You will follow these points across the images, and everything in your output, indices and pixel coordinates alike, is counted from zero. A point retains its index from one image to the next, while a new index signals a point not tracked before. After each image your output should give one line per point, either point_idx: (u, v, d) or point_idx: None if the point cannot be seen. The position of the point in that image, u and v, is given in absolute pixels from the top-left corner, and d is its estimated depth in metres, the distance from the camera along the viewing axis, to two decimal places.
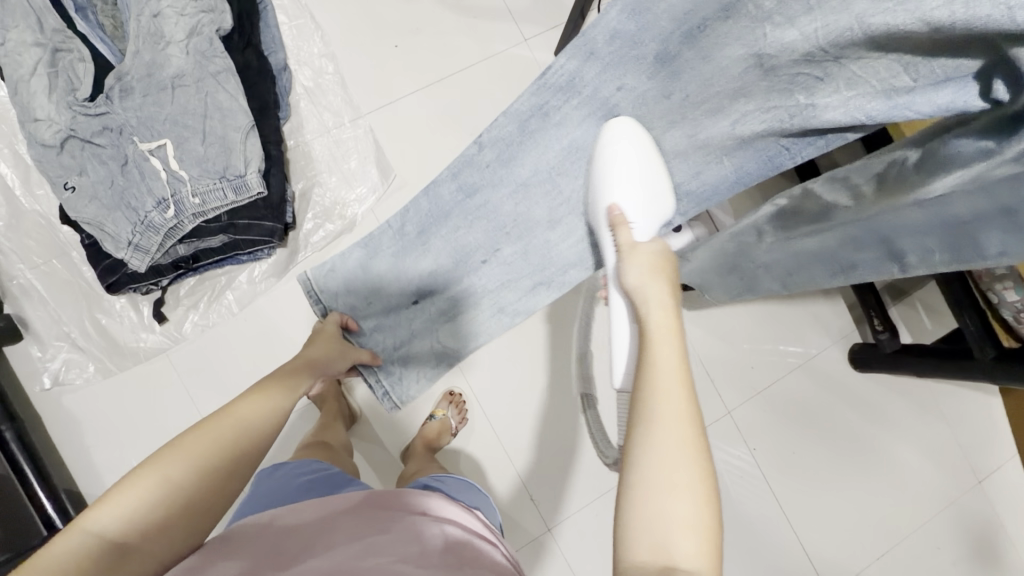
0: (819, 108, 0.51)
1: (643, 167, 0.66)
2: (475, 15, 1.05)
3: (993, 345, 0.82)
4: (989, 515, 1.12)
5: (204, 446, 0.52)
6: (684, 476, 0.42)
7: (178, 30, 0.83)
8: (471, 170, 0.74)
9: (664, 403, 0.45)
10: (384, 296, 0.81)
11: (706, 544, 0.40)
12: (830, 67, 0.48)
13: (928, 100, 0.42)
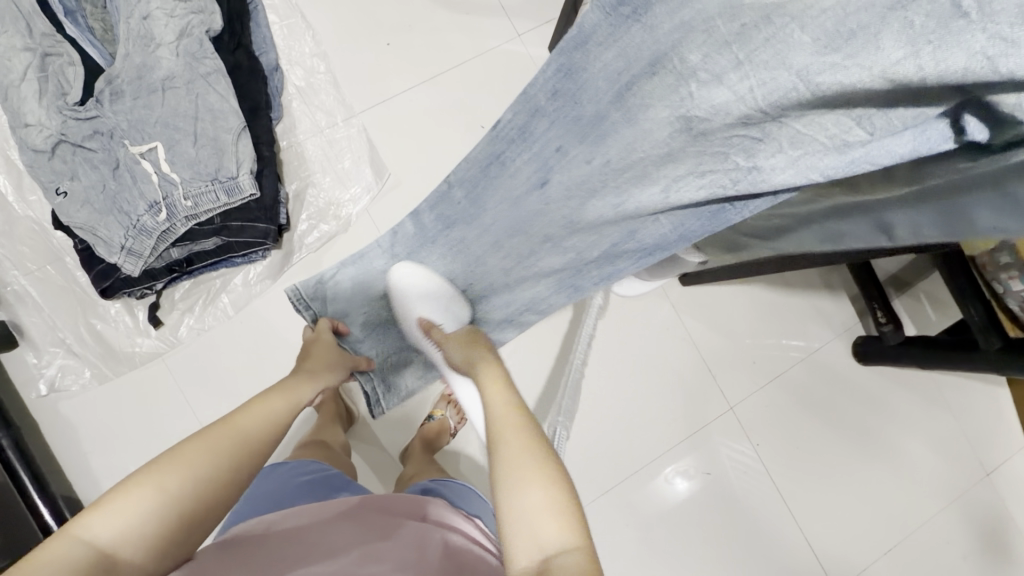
0: (763, 172, 0.39)
1: (417, 286, 0.73)
2: (467, 12, 1.04)
3: (999, 336, 0.80)
4: (999, 507, 1.10)
5: (205, 455, 0.52)
6: (531, 472, 0.49)
7: (168, 32, 0.83)
8: (445, 206, 0.67)
9: (505, 428, 0.55)
10: (361, 314, 0.79)
11: (565, 522, 0.45)
12: (768, 126, 0.37)
13: (888, 151, 0.32)
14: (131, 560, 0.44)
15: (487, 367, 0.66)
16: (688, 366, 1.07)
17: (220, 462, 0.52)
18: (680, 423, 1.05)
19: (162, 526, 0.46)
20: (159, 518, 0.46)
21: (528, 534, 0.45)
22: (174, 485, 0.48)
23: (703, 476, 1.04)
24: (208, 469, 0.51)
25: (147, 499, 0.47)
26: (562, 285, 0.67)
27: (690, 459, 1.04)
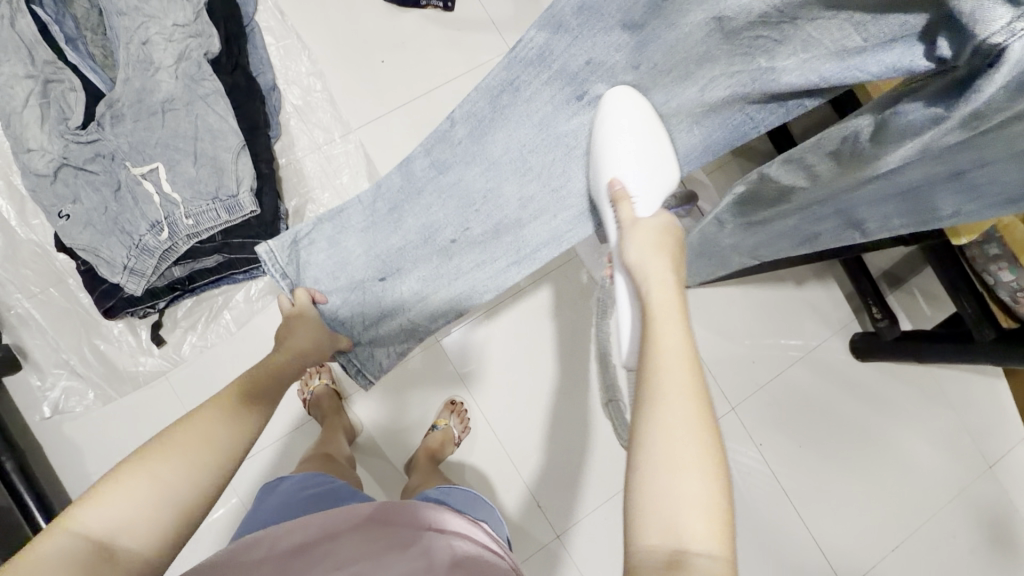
0: (777, 70, 0.48)
1: (641, 139, 0.60)
2: (459, 27, 1.07)
3: (992, 327, 0.81)
4: (1003, 500, 1.11)
5: (185, 445, 0.48)
6: (690, 448, 0.40)
7: (167, 56, 0.85)
8: (443, 146, 0.66)
9: (670, 377, 0.43)
10: (342, 280, 0.72)
11: (718, 525, 0.39)
12: (787, 30, 0.44)
13: (877, 60, 0.40)
14: (127, 548, 0.42)
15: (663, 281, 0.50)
16: None
17: (203, 452, 0.48)
18: None
19: (149, 521, 0.43)
20: (144, 512, 0.43)
21: (670, 529, 0.38)
22: (157, 479, 0.45)
23: None
24: (190, 459, 0.47)
25: (129, 493, 0.43)
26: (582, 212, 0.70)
27: None
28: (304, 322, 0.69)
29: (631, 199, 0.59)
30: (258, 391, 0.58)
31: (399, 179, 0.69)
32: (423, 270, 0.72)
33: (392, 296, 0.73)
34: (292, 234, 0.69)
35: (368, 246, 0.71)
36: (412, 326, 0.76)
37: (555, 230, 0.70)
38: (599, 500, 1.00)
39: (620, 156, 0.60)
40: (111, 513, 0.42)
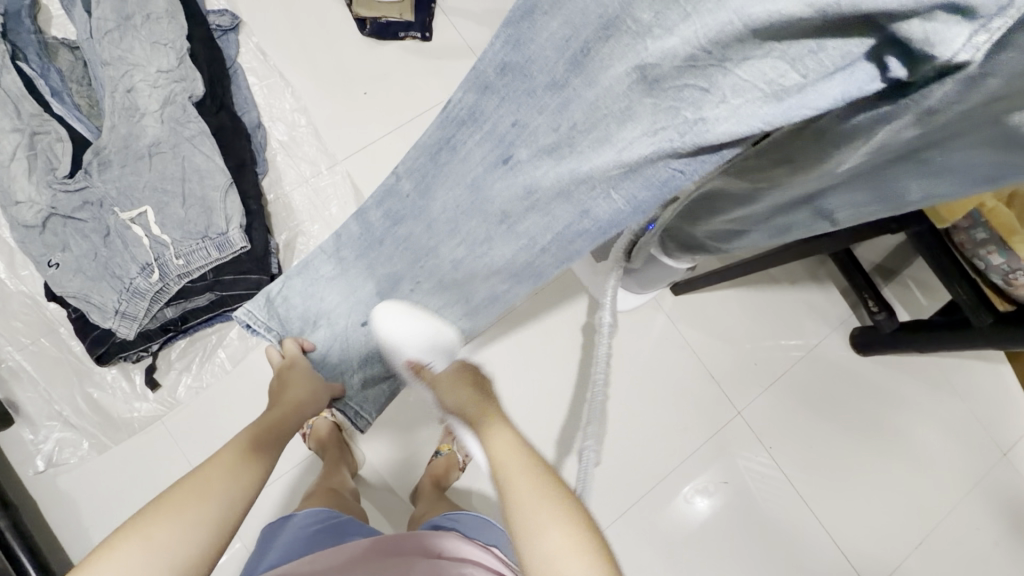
0: (709, 122, 0.37)
1: (410, 325, 0.68)
2: (438, 55, 1.09)
3: (988, 311, 0.81)
4: (1020, 486, 1.09)
5: (187, 501, 0.50)
6: (548, 513, 0.49)
7: (152, 101, 0.86)
8: (393, 200, 0.62)
9: (512, 475, 0.54)
10: (330, 321, 0.71)
11: (591, 560, 0.46)
12: (712, 74, 0.35)
13: (819, 96, 0.32)
14: None
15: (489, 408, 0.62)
16: (690, 374, 1.06)
17: (203, 511, 0.50)
18: (690, 434, 1.04)
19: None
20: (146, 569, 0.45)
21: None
22: (158, 535, 0.47)
23: (721, 487, 1.02)
24: (191, 518, 0.49)
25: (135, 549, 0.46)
26: (519, 276, 0.60)
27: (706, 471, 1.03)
28: (298, 372, 0.71)
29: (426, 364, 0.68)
30: (258, 447, 0.61)
31: (357, 230, 0.67)
32: (403, 306, 0.67)
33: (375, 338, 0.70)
34: (266, 293, 0.70)
35: (346, 295, 0.69)
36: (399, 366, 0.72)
37: (491, 291, 0.63)
38: (613, 517, 0.98)
39: (405, 335, 0.68)
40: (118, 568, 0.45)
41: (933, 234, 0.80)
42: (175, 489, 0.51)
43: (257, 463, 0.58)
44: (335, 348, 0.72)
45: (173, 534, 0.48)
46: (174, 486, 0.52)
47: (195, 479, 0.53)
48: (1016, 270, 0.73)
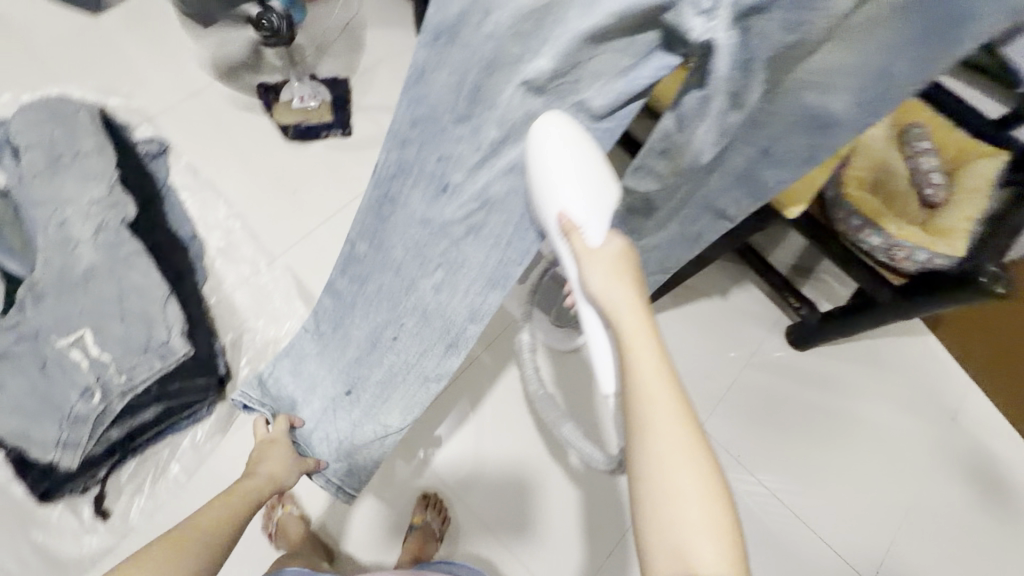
0: (587, 100, 0.49)
1: (576, 164, 0.49)
2: (360, 146, 1.18)
3: (888, 287, 0.92)
4: (979, 447, 1.13)
5: (172, 544, 0.55)
6: (688, 476, 0.42)
7: (85, 230, 0.89)
8: (356, 265, 0.70)
9: (654, 419, 0.43)
10: (315, 399, 0.79)
11: (725, 543, 0.41)
12: (575, 70, 0.46)
13: (640, 76, 0.46)
14: None
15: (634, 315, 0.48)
16: None
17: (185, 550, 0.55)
18: None
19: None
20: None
21: (682, 555, 0.40)
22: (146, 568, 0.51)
23: None
24: (175, 555, 0.54)
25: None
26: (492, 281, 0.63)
27: None
28: (278, 446, 0.77)
29: (581, 229, 0.51)
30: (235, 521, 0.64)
31: (331, 302, 0.75)
32: (378, 374, 0.75)
33: (356, 407, 0.78)
34: (257, 375, 0.80)
35: (332, 366, 0.78)
36: (384, 428, 0.78)
37: (471, 304, 0.65)
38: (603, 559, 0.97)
39: (561, 179, 0.49)
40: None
41: (821, 228, 0.93)
42: (153, 548, 0.54)
43: (235, 515, 0.64)
44: (325, 422, 0.79)
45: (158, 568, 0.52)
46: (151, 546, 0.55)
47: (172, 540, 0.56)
48: (894, 246, 0.85)
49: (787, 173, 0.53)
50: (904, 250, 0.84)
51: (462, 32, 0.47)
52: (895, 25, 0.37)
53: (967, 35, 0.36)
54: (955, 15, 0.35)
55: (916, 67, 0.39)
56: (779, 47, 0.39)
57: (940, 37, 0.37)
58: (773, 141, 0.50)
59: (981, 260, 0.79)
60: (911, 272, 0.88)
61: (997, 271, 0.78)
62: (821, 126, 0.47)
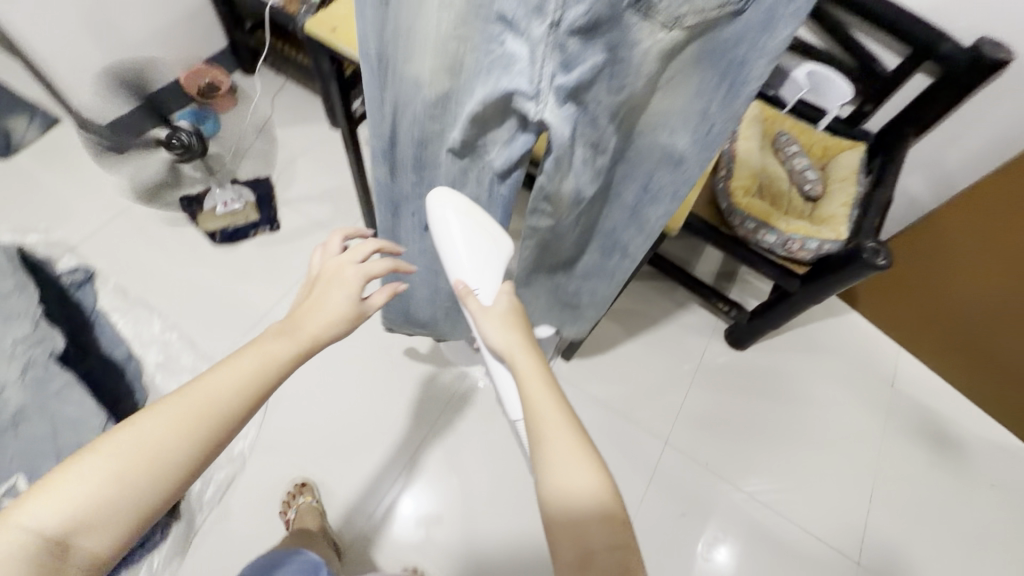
0: (488, 159, 0.58)
1: (463, 227, 0.58)
2: (290, 237, 1.21)
3: (795, 277, 0.99)
4: (921, 406, 1.21)
5: (163, 413, 0.40)
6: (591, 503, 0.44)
7: (11, 371, 0.84)
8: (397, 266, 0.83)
9: (555, 451, 0.46)
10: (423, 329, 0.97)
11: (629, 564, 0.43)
12: (475, 139, 0.55)
13: (513, 147, 0.55)
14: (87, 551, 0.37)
15: (528, 358, 0.51)
16: (610, 426, 1.13)
17: (167, 431, 0.39)
18: (631, 481, 1.08)
19: (109, 507, 0.37)
20: (102, 501, 0.37)
21: None
22: (118, 462, 0.38)
23: (679, 519, 1.06)
24: (162, 437, 0.39)
25: (97, 473, 0.38)
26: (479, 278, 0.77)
27: (658, 511, 1.06)
28: (338, 282, 0.50)
29: (474, 292, 0.56)
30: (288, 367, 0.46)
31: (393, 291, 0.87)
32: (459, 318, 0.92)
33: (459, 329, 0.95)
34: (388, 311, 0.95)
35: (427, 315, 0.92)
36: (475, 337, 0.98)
37: None
38: None
39: (454, 243, 0.58)
40: (76, 495, 0.37)
41: (726, 237, 1.00)
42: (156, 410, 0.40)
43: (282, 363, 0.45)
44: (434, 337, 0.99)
45: (133, 463, 0.38)
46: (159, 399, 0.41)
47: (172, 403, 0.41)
48: (788, 240, 0.95)
49: (664, 208, 0.57)
50: (797, 242, 0.94)
51: (400, 110, 0.56)
52: (696, 74, 0.42)
53: (752, 77, 0.40)
54: (736, 63, 0.40)
55: (729, 104, 0.43)
56: (602, 104, 0.45)
57: (733, 79, 0.41)
58: (649, 175, 0.54)
59: (861, 239, 0.88)
60: (809, 260, 0.97)
61: (874, 246, 0.86)
62: (678, 161, 0.51)
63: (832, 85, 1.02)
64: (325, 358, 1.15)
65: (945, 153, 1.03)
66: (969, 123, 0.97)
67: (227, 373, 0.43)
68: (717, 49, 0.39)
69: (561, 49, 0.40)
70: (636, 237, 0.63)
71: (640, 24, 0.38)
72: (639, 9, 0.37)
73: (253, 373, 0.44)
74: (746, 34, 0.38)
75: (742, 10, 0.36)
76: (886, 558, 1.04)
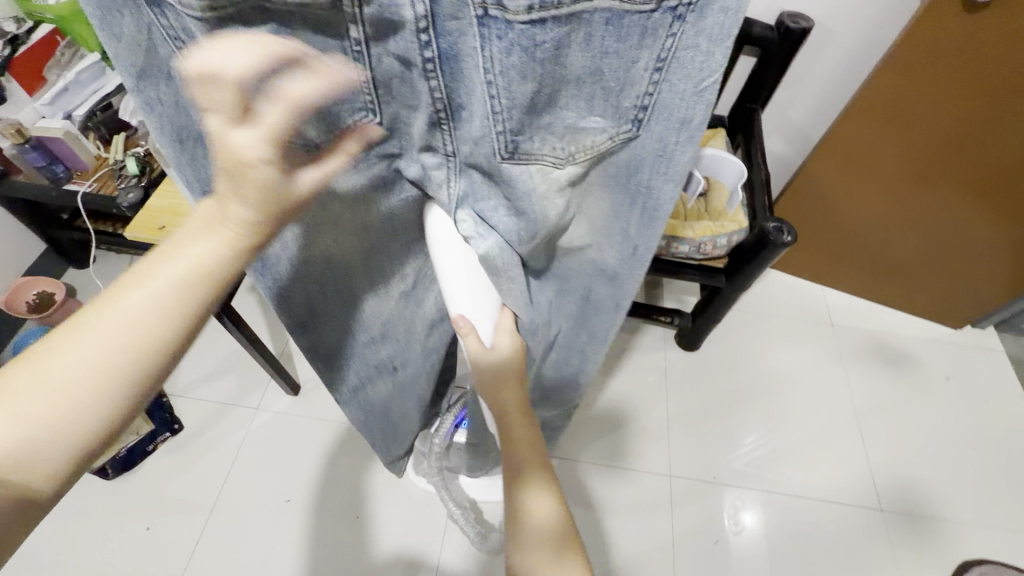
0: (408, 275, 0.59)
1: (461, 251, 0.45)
2: (201, 432, 1.07)
3: (719, 273, 1.00)
4: (866, 333, 1.27)
5: (86, 336, 0.31)
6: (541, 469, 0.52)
7: None
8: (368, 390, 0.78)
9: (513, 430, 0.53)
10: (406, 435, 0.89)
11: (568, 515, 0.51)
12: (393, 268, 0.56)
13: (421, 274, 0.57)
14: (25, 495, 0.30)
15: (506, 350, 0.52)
16: (612, 482, 1.08)
17: (92, 349, 0.31)
18: (654, 531, 1.03)
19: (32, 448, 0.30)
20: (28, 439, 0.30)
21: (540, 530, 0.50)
22: (47, 405, 0.30)
23: (714, 549, 1.01)
24: (86, 351, 0.31)
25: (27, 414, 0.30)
26: (436, 363, 0.76)
27: (693, 551, 1.01)
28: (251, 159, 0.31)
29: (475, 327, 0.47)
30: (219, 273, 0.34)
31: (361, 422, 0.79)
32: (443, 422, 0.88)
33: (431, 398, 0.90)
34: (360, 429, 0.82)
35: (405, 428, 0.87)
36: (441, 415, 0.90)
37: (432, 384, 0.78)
38: None
39: (450, 281, 0.46)
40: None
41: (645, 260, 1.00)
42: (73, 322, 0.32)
43: (208, 265, 0.34)
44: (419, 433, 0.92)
45: (60, 405, 0.30)
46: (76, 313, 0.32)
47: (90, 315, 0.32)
48: (700, 244, 0.95)
49: (610, 320, 0.60)
50: (709, 243, 0.94)
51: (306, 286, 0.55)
52: (605, 194, 0.44)
53: (662, 199, 0.41)
54: (642, 186, 0.41)
55: (644, 225, 0.45)
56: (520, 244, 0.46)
57: (643, 204, 0.43)
58: (589, 288, 0.57)
59: (761, 223, 0.89)
60: (723, 254, 0.98)
61: (775, 225, 0.88)
62: (611, 276, 0.53)
63: (724, 160, 1.00)
64: (288, 552, 0.96)
65: (789, 112, 1.11)
66: (800, 80, 1.05)
67: (159, 282, 0.33)
68: (615, 172, 0.41)
69: (467, 179, 0.42)
70: (594, 346, 0.65)
71: (528, 171, 0.39)
72: (517, 159, 0.39)
73: (190, 281, 0.33)
74: (643, 161, 0.39)
75: (633, 135, 0.37)
76: (902, 494, 1.07)
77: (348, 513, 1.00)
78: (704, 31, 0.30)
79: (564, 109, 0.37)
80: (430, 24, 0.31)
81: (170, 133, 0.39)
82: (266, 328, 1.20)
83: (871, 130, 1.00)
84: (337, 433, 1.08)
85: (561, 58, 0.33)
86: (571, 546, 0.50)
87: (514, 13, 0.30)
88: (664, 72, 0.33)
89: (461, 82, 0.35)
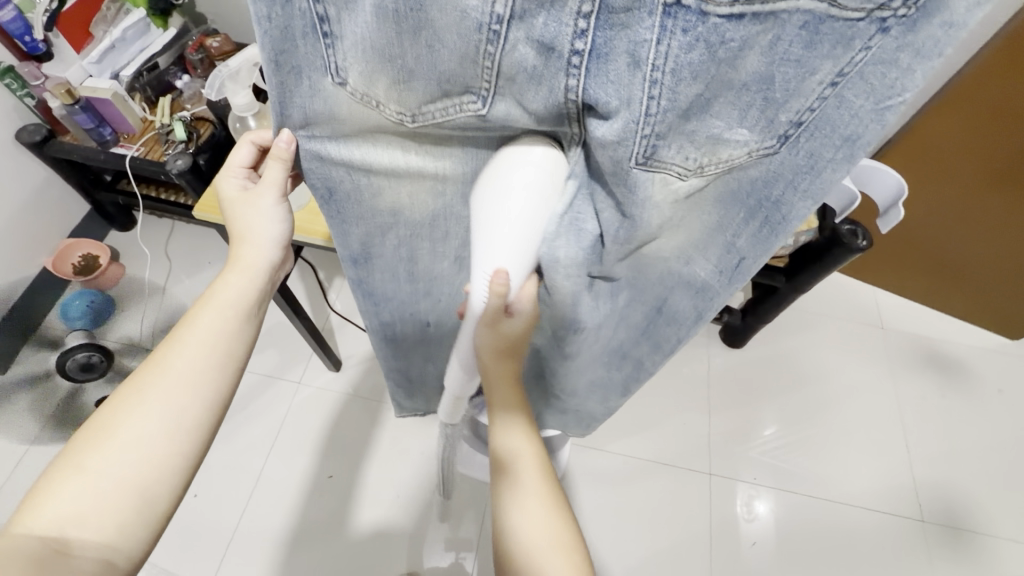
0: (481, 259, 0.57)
1: (534, 201, 0.37)
2: (245, 403, 1.08)
3: (779, 272, 0.96)
4: (919, 338, 1.23)
5: (140, 408, 0.41)
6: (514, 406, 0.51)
7: None
8: (424, 365, 0.79)
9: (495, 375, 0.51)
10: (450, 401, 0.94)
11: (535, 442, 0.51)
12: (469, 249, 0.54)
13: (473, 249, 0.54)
14: (97, 539, 0.37)
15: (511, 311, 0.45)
16: (650, 476, 1.07)
17: (150, 417, 0.41)
18: (693, 528, 1.02)
19: (105, 512, 0.38)
20: (98, 506, 0.37)
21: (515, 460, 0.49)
22: (124, 467, 0.39)
23: (752, 550, 1.01)
24: (143, 420, 0.41)
25: (108, 473, 0.39)
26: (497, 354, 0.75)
27: (731, 550, 1.01)
28: (260, 198, 0.49)
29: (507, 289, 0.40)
30: (233, 341, 0.46)
31: (413, 382, 0.83)
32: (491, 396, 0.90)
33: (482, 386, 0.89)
34: (419, 385, 0.85)
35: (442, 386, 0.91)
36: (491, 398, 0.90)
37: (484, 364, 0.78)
38: None
39: (503, 220, 0.38)
40: (76, 505, 0.37)
41: None
42: (123, 400, 0.42)
43: (226, 340, 0.46)
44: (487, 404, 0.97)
45: (128, 468, 0.39)
46: (123, 393, 0.42)
47: (134, 391, 0.42)
48: None
49: (682, 328, 0.57)
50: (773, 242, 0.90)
51: (373, 249, 0.52)
52: (715, 209, 0.41)
53: (793, 216, 0.38)
54: (769, 201, 0.38)
55: (758, 240, 0.41)
56: (618, 240, 0.42)
57: (765, 218, 0.39)
58: (663, 299, 0.54)
59: (833, 224, 0.85)
60: (787, 254, 0.93)
61: (851, 227, 0.84)
62: (699, 288, 0.50)
63: (874, 175, 0.77)
64: (331, 527, 0.98)
65: None
66: None
67: (191, 354, 0.44)
68: (738, 188, 0.38)
69: (577, 166, 0.39)
70: (653, 354, 0.63)
71: (652, 179, 0.35)
72: (650, 165, 0.34)
73: (218, 351, 0.45)
74: (782, 174, 0.36)
75: (775, 150, 0.34)
76: (947, 507, 1.05)
77: (387, 493, 1.02)
78: (909, 46, 0.27)
79: (713, 116, 0.32)
80: (594, 10, 0.29)
81: (270, 54, 0.33)
82: (307, 302, 1.19)
83: (951, 126, 0.95)
84: (376, 412, 1.09)
85: (736, 60, 0.29)
86: (517, 473, 0.49)
87: (715, 5, 0.27)
88: (838, 87, 0.30)
89: (600, 85, 0.31)
